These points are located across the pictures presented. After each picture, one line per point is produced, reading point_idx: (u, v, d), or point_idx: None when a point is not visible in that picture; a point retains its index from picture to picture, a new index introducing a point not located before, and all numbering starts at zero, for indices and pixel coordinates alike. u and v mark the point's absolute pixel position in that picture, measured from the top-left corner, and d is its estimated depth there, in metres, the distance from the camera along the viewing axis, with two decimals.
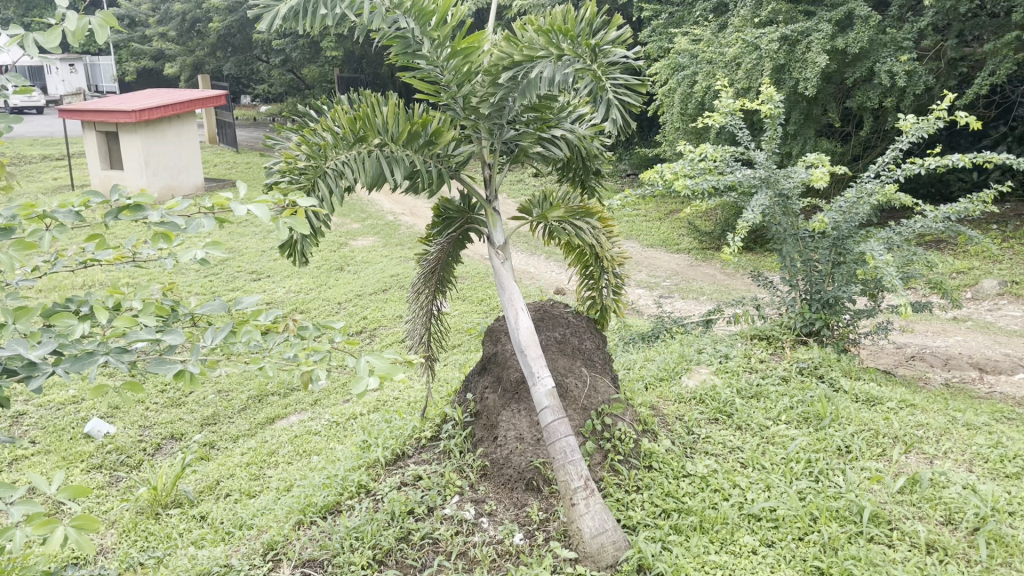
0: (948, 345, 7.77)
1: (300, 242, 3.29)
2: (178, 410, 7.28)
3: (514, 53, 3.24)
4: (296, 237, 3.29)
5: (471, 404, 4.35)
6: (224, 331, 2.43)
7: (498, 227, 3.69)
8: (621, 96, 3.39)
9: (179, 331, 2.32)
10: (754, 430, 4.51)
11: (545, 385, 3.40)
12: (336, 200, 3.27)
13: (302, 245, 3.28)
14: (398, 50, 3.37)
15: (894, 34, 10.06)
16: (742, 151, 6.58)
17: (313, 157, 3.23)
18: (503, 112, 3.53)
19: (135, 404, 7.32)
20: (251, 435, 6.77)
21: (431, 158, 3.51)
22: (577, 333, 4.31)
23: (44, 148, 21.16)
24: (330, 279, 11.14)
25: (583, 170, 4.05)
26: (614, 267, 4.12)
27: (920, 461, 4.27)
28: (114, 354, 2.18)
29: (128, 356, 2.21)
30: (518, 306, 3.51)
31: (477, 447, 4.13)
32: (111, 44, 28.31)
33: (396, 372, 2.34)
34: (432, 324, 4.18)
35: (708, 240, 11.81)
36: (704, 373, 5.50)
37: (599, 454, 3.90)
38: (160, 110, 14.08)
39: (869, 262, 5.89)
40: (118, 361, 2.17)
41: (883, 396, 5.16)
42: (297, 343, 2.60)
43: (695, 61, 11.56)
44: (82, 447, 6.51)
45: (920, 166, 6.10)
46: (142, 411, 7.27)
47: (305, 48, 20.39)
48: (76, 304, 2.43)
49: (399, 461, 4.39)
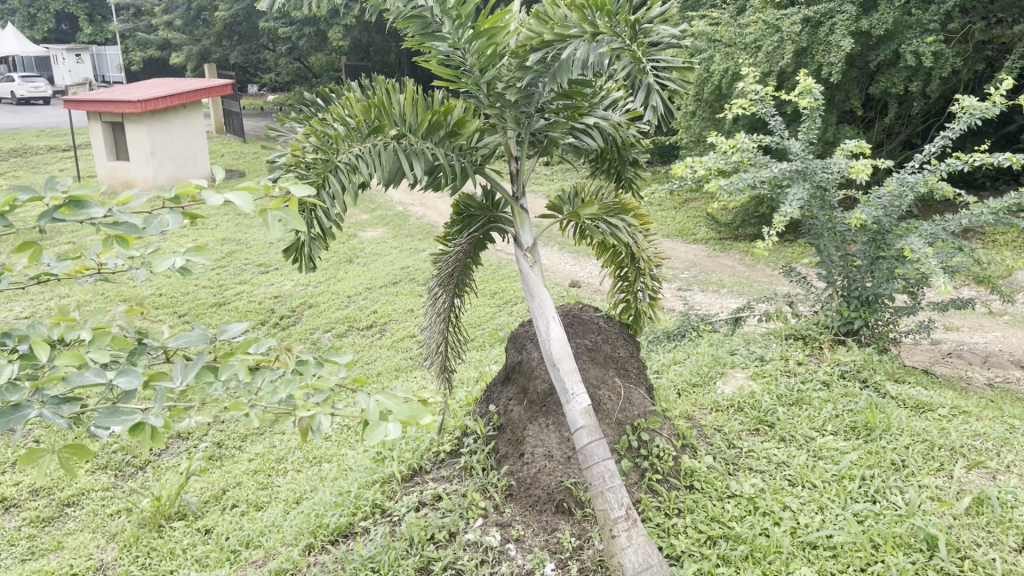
0: (987, 342, 7.39)
1: (307, 244, 2.93)
2: None
3: (543, 32, 2.88)
4: (302, 238, 2.92)
5: (494, 417, 4.01)
6: (194, 367, 2.26)
7: (525, 226, 3.34)
8: (664, 80, 2.97)
9: (134, 373, 2.13)
10: (800, 442, 4.19)
11: (581, 403, 3.05)
12: (349, 198, 2.91)
13: (308, 248, 2.92)
14: (415, 31, 3.05)
15: (920, 15, 9.56)
16: (776, 141, 6.16)
17: (322, 150, 2.86)
18: (532, 98, 3.16)
19: None
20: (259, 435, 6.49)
21: (452, 150, 3.16)
22: (609, 340, 3.97)
23: (53, 139, 20.93)
24: (340, 271, 10.83)
25: (618, 160, 3.72)
26: (651, 269, 3.77)
27: (984, 478, 3.90)
28: (50, 407, 1.99)
29: (67, 408, 2.02)
30: (548, 313, 3.17)
31: (502, 464, 3.79)
32: (117, 33, 28.08)
33: (420, 416, 2.03)
34: (451, 331, 3.85)
35: (726, 231, 11.45)
36: (740, 378, 5.14)
37: (635, 473, 3.57)
38: (165, 99, 13.74)
39: (910, 257, 5.54)
40: (54, 414, 1.98)
41: (932, 402, 4.82)
42: (293, 383, 2.39)
43: (713, 45, 11.15)
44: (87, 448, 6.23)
45: (965, 161, 5.61)
46: None
47: (313, 37, 20.03)
48: (15, 338, 2.21)
49: (415, 477, 4.07)
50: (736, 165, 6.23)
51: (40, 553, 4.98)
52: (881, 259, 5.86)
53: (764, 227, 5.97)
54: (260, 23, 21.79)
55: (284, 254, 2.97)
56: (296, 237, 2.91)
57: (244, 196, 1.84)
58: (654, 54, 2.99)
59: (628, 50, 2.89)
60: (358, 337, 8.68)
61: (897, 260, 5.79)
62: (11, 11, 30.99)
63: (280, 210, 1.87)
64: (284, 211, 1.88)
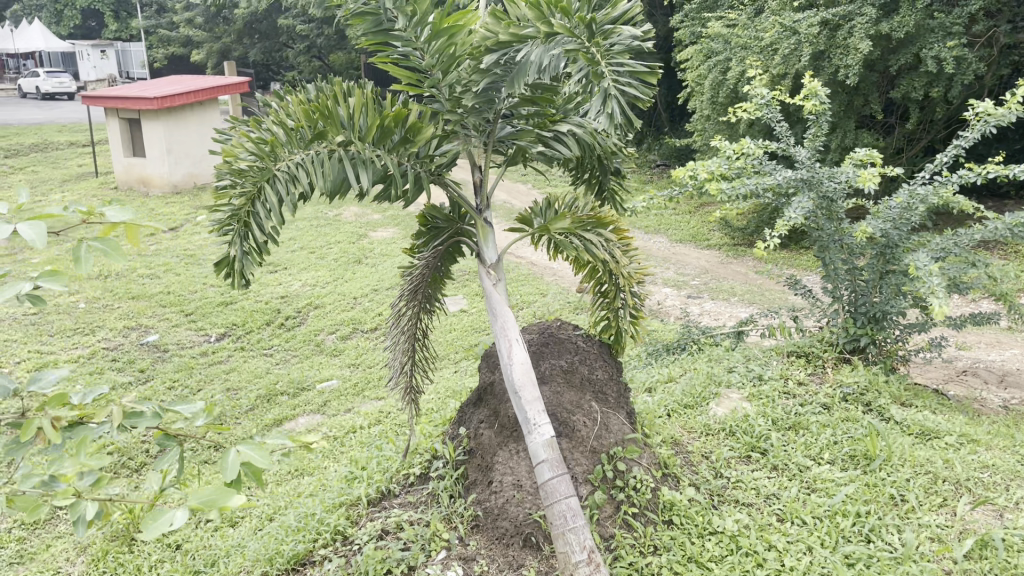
0: (1005, 360, 7.07)
1: (239, 260, 2.83)
2: None
3: (499, 32, 2.75)
4: (233, 253, 2.82)
5: (464, 440, 3.78)
6: None
7: (490, 242, 3.13)
8: (624, 86, 2.72)
9: None
10: (792, 472, 3.94)
11: (544, 435, 2.83)
12: (288, 210, 2.79)
13: (241, 263, 2.82)
14: (367, 29, 2.89)
15: (943, 18, 9.19)
16: (782, 148, 5.85)
17: (261, 157, 2.76)
18: (494, 103, 2.99)
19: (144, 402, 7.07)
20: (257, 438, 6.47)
21: (407, 159, 2.98)
22: (586, 360, 3.73)
23: (74, 134, 20.97)
24: (347, 272, 10.65)
25: (599, 169, 3.53)
26: (633, 285, 3.50)
27: (990, 516, 3.61)
28: None
29: None
30: (511, 336, 2.96)
31: (470, 492, 3.56)
32: (143, 29, 28.18)
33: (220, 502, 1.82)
34: (418, 349, 3.65)
35: (740, 237, 11.17)
36: (734, 399, 4.88)
37: (609, 507, 3.30)
38: (182, 97, 13.65)
39: (916, 273, 5.27)
40: None
41: (938, 429, 4.54)
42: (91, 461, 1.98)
43: (728, 48, 10.86)
44: None
45: (978, 173, 5.28)
46: None
47: (331, 35, 19.93)
48: None
49: (382, 501, 3.84)
50: (741, 172, 5.96)
51: (24, 557, 4.88)
52: (889, 274, 5.57)
53: (766, 237, 5.71)
54: (279, 21, 21.71)
55: (216, 270, 2.86)
56: (227, 251, 2.80)
57: (38, 227, 1.77)
58: (615, 58, 2.79)
59: (584, 51, 2.70)
60: (362, 339, 8.51)
61: (905, 276, 5.50)
62: (38, 6, 31.13)
63: (97, 237, 1.91)
64: (103, 239, 1.92)
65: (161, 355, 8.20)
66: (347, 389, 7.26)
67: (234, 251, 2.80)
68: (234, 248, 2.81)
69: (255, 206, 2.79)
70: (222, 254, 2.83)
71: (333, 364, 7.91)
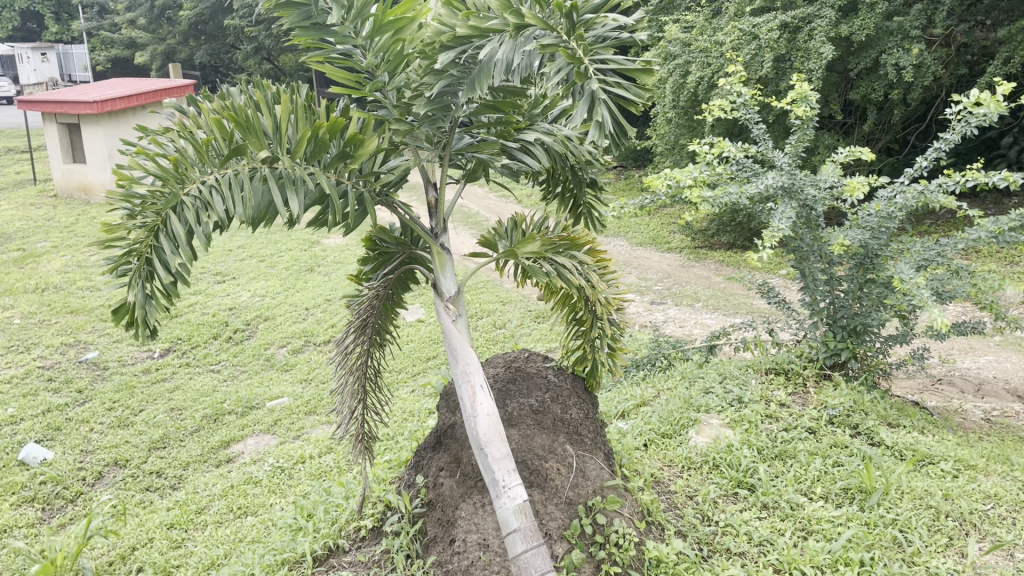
0: (980, 368, 6.84)
1: (140, 305, 2.46)
2: (124, 432, 6.43)
3: (457, 25, 2.38)
4: (132, 298, 2.45)
5: (423, 490, 3.35)
6: None
7: (447, 271, 2.80)
8: (612, 88, 2.39)
9: None
10: (785, 511, 3.59)
11: (515, 499, 2.55)
12: (199, 241, 2.43)
13: (141, 310, 2.46)
14: (293, 22, 2.47)
15: (902, 21, 8.95)
16: (760, 151, 5.51)
17: (164, 178, 2.38)
18: (450, 110, 2.60)
19: (78, 426, 6.48)
20: (202, 463, 5.96)
21: (347, 177, 2.59)
22: (560, 399, 3.35)
23: (11, 139, 20.01)
24: (299, 281, 10.11)
25: (573, 183, 3.18)
26: (610, 313, 3.13)
27: (1001, 559, 3.26)
28: None
29: None
30: (474, 383, 2.67)
31: (428, 552, 3.11)
32: (85, 30, 27.16)
33: None
34: (371, 393, 3.23)
35: (701, 239, 10.87)
36: (715, 427, 4.51)
37: (588, 566, 2.87)
38: (125, 101, 12.90)
39: (897, 286, 4.90)
40: None
41: (932, 454, 4.22)
42: None
43: (687, 50, 10.52)
44: (13, 478, 5.62)
45: (959, 181, 4.98)
46: (86, 433, 6.42)
47: (280, 36, 19.28)
48: None
49: (330, 559, 3.40)
50: (718, 179, 5.60)
51: None
52: (870, 284, 5.25)
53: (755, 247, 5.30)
54: (226, 22, 20.95)
55: (114, 319, 2.49)
56: (125, 295, 2.43)
57: None
58: (599, 53, 2.44)
59: (562, 46, 2.32)
60: (315, 352, 8.01)
61: (887, 287, 5.17)
62: None
63: None
64: None
65: (100, 373, 7.60)
66: (297, 406, 6.76)
67: (133, 296, 2.44)
68: (134, 291, 2.44)
69: (158, 240, 2.44)
70: (118, 301, 2.47)
71: (284, 380, 7.38)
